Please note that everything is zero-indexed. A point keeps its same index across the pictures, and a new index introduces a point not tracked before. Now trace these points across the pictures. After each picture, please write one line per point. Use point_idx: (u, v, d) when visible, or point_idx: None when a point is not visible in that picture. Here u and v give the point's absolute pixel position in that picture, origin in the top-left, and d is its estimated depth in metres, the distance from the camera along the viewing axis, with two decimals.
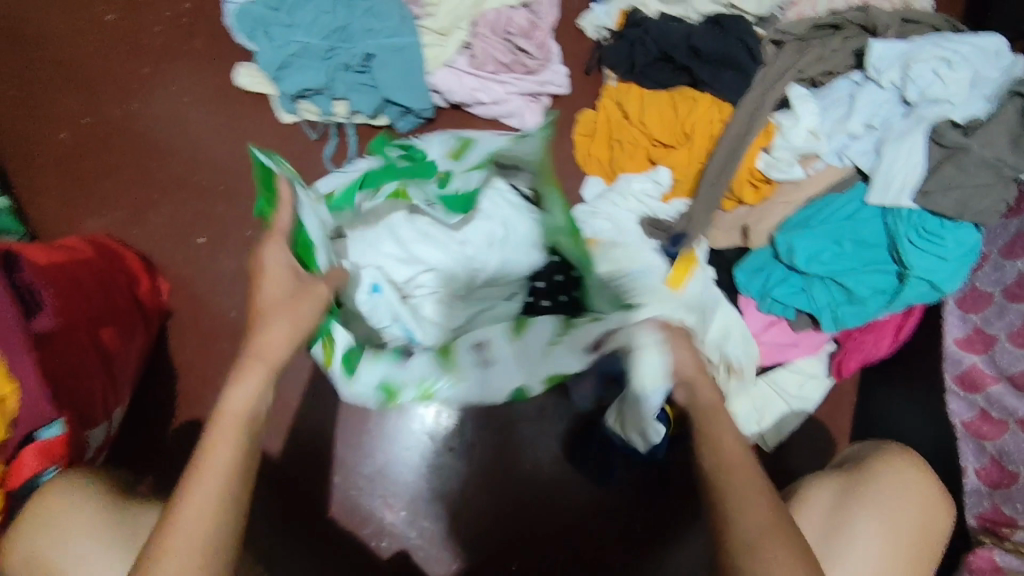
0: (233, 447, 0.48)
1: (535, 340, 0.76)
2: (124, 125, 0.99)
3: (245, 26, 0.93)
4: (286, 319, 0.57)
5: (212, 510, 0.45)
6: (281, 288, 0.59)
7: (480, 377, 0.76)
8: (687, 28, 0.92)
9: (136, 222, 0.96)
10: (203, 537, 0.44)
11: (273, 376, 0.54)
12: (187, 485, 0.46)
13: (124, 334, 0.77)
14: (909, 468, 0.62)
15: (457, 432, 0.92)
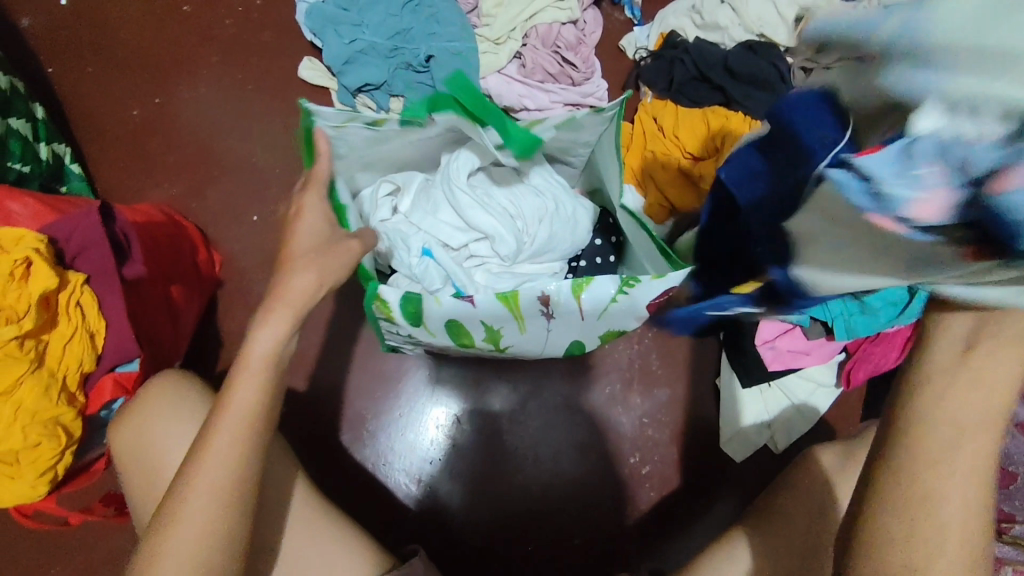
0: (258, 388, 0.51)
1: (597, 306, 0.64)
2: (191, 106, 1.05)
3: (316, 24, 1.01)
4: (312, 268, 0.53)
5: (238, 445, 0.49)
6: (314, 234, 0.56)
7: (547, 326, 0.68)
8: (724, 52, 1.00)
9: (196, 197, 1.02)
10: (223, 474, 0.49)
11: (299, 322, 0.53)
12: (220, 418, 0.50)
13: (189, 293, 0.84)
14: None
15: (488, 414, 0.97)
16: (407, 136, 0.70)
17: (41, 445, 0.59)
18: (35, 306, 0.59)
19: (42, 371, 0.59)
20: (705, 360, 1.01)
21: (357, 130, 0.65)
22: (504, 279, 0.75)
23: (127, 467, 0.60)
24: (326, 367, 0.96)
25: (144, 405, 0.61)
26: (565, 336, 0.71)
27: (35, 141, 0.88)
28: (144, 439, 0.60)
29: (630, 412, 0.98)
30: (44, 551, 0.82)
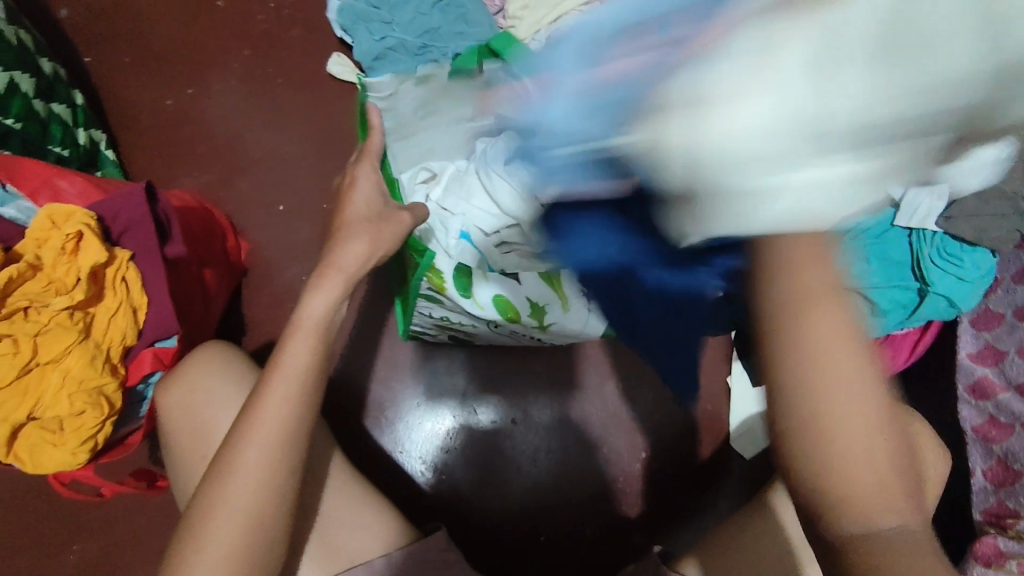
0: (309, 348, 0.55)
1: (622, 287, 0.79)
2: (221, 98, 1.08)
3: (347, 20, 1.05)
4: (365, 236, 0.58)
5: (290, 402, 0.54)
6: (368, 208, 0.61)
7: (587, 313, 0.78)
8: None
9: (224, 186, 1.05)
10: (279, 425, 0.53)
11: (349, 288, 0.58)
12: (273, 376, 0.54)
13: (220, 277, 0.87)
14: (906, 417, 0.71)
15: (511, 407, 0.98)
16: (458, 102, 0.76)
17: (85, 413, 0.60)
18: (85, 278, 0.62)
19: (89, 342, 0.62)
20: (718, 359, 1.03)
21: None
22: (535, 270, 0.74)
23: (173, 431, 0.62)
24: (347, 355, 0.98)
25: (192, 372, 0.63)
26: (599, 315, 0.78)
27: (74, 126, 0.91)
28: (194, 402, 0.62)
29: (644, 407, 1.00)
30: (76, 524, 0.85)
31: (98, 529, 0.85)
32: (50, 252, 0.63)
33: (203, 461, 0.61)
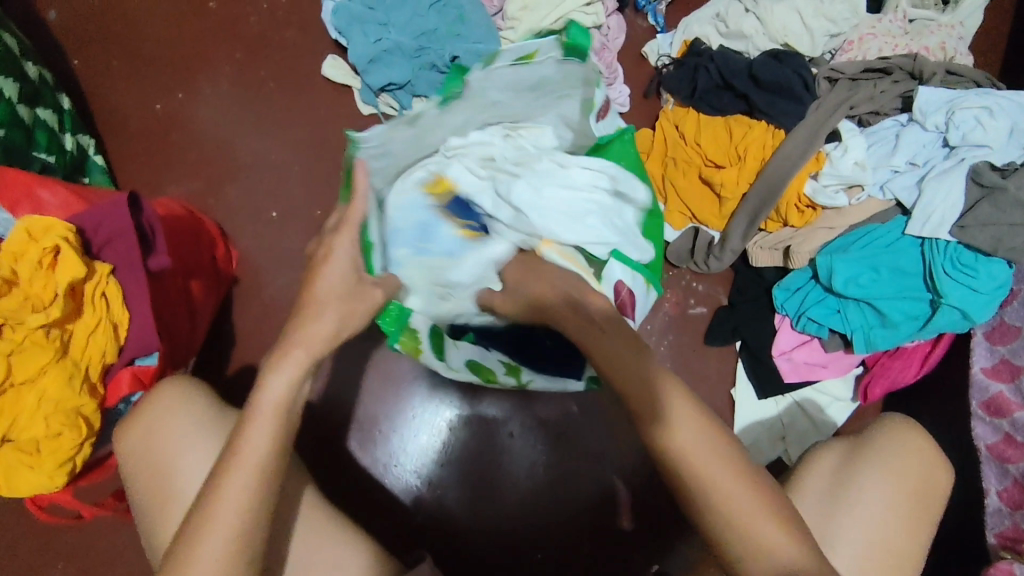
0: (269, 429, 0.53)
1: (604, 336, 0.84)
2: (211, 102, 1.06)
3: (342, 22, 1.01)
4: (337, 309, 0.58)
5: (254, 479, 0.51)
6: (341, 280, 0.60)
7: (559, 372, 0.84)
8: (749, 60, 0.99)
9: (214, 192, 1.02)
10: (241, 503, 0.51)
11: (309, 368, 0.55)
12: (232, 457, 0.52)
13: (207, 289, 0.84)
14: (910, 430, 0.68)
15: (513, 418, 0.96)
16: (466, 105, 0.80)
17: (62, 435, 0.58)
18: (62, 295, 0.59)
19: (67, 360, 0.60)
20: (719, 371, 1.00)
21: (400, 132, 0.78)
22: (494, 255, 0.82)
23: (135, 469, 0.62)
24: (337, 367, 0.95)
25: (153, 406, 0.63)
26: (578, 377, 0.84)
27: (60, 132, 0.89)
28: (155, 440, 0.62)
29: None
30: (58, 541, 0.83)
31: (80, 547, 0.83)
32: (28, 266, 0.59)
33: (163, 498, 0.60)
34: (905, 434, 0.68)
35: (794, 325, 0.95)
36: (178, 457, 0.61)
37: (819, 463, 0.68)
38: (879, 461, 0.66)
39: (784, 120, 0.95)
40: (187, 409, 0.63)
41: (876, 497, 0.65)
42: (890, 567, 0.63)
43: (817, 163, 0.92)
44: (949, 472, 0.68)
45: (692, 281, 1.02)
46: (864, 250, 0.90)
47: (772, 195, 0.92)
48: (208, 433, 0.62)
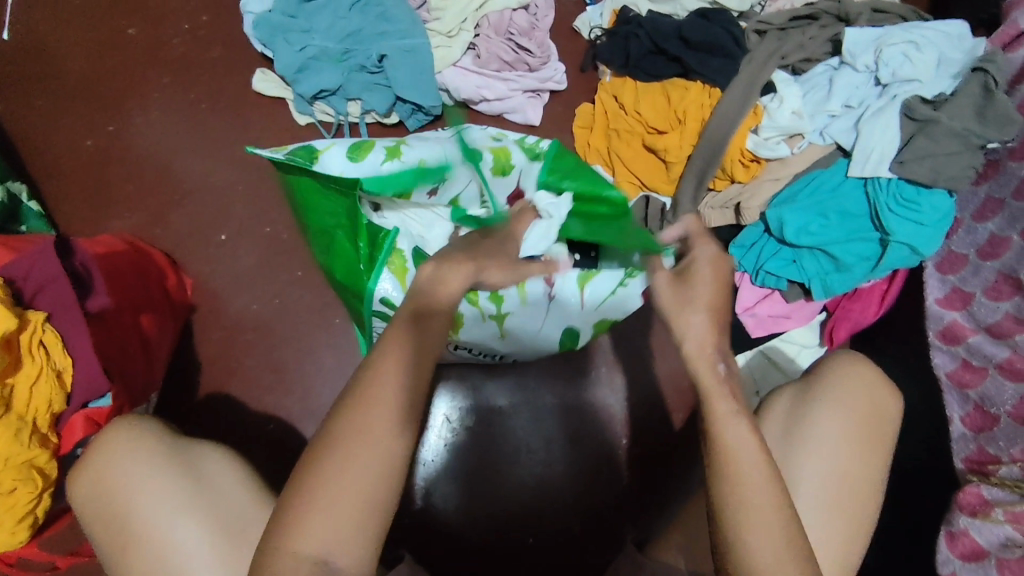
0: (368, 482, 0.48)
1: (599, 291, 0.85)
2: (144, 132, 1.03)
3: (264, 35, 0.98)
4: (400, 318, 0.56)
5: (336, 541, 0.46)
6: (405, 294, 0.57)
7: (545, 313, 0.85)
8: (677, 23, 0.98)
9: (158, 222, 1.01)
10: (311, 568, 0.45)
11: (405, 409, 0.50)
12: (315, 505, 0.47)
13: (161, 322, 0.83)
14: (853, 360, 0.70)
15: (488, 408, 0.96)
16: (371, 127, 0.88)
17: (17, 489, 0.58)
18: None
19: (12, 416, 0.58)
20: None
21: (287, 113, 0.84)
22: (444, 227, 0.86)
23: (91, 514, 0.61)
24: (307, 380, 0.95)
25: (101, 452, 0.62)
26: (556, 326, 0.86)
27: None
28: (108, 481, 0.61)
29: (616, 393, 0.98)
30: None
31: None
32: None
33: (124, 538, 0.60)
34: (858, 370, 0.70)
35: (754, 280, 0.96)
36: (131, 501, 0.60)
37: (772, 410, 0.69)
38: (828, 400, 0.67)
39: (717, 79, 0.95)
40: (136, 451, 0.62)
41: (832, 440, 0.66)
42: (845, 498, 0.64)
43: (755, 118, 0.93)
44: (894, 392, 0.70)
45: None
46: (810, 195, 0.91)
47: (712, 154, 0.93)
48: (162, 465, 0.62)
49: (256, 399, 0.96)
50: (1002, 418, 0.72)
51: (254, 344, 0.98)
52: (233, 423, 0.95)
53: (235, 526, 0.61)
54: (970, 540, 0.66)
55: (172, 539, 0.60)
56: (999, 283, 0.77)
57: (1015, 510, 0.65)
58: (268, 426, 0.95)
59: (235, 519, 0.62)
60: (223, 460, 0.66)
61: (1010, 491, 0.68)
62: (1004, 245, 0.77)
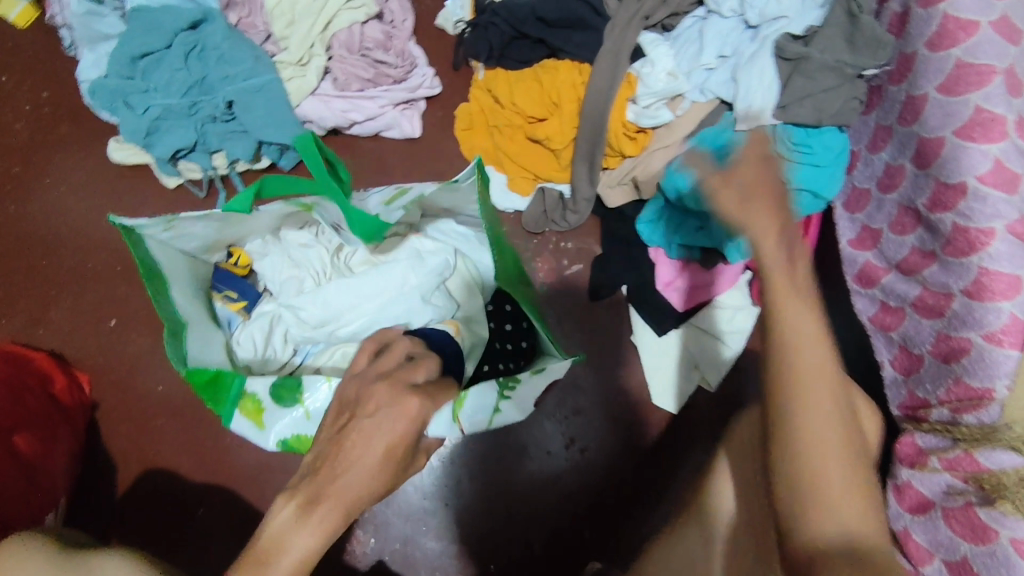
0: None
1: (478, 419, 0.68)
2: (6, 228, 0.97)
3: (104, 102, 0.92)
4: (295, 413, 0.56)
5: None
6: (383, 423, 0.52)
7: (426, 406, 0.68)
8: (534, 3, 0.92)
9: (40, 321, 0.94)
10: None
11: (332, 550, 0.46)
12: None
13: (45, 438, 0.79)
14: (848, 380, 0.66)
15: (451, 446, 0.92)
16: (261, 211, 0.71)
17: None
18: None
19: None
20: (615, 322, 0.95)
21: (186, 224, 0.68)
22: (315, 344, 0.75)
23: None
24: (234, 452, 0.91)
25: None
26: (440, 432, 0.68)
27: None
28: None
29: (553, 397, 0.93)
30: None
31: None
32: None
33: None
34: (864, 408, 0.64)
35: (669, 254, 0.90)
36: None
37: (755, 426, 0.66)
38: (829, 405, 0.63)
39: (584, 54, 0.90)
40: None
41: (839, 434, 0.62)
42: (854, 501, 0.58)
43: (632, 88, 0.87)
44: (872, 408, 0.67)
45: (559, 242, 0.97)
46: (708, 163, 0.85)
47: (594, 133, 0.88)
48: None
49: (180, 485, 0.90)
50: (925, 358, 0.66)
51: (165, 428, 0.92)
52: (160, 513, 0.89)
53: None
54: (914, 492, 0.61)
55: None
56: (901, 216, 0.72)
57: (949, 457, 0.60)
58: (198, 509, 0.90)
59: None
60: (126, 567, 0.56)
61: (942, 437, 0.62)
62: (900, 175, 0.72)
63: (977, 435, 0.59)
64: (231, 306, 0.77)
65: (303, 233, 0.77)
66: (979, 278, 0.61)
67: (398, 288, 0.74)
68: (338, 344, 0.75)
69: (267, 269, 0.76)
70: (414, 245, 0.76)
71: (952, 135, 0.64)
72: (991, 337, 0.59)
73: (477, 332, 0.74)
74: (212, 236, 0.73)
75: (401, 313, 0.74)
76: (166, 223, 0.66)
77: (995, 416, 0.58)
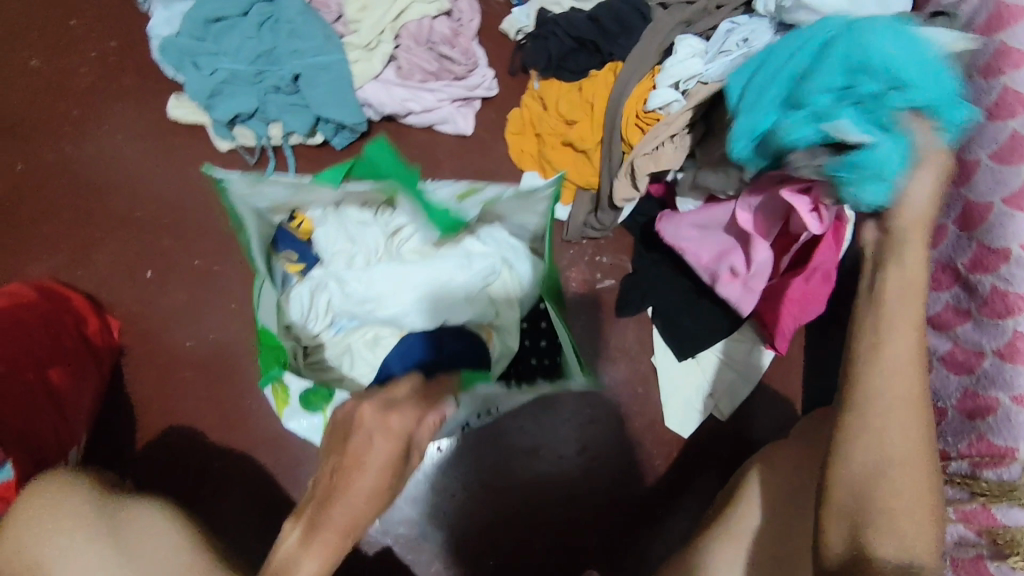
0: None
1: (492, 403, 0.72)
2: (58, 169, 0.99)
3: (172, 58, 0.94)
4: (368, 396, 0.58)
5: None
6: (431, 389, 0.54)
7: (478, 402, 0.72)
8: (587, 13, 0.96)
9: (80, 263, 0.96)
10: None
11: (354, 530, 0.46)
12: None
13: (75, 375, 0.80)
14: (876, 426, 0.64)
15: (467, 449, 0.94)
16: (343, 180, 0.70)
17: None
18: None
19: None
20: (639, 339, 0.97)
21: (273, 182, 0.67)
22: (354, 320, 0.75)
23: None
24: (255, 416, 0.93)
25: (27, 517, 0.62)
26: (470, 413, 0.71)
27: None
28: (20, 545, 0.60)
29: (573, 404, 0.95)
30: None
31: None
32: None
33: None
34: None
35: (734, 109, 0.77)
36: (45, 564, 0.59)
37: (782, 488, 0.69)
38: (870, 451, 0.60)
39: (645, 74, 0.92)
40: (58, 516, 0.62)
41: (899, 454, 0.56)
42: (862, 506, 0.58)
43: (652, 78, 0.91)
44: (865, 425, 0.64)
45: (595, 255, 0.99)
46: (866, 73, 0.64)
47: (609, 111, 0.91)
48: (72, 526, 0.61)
49: (197, 441, 0.91)
50: (948, 412, 0.68)
51: (190, 382, 0.93)
52: (173, 466, 0.90)
53: None
54: None
55: None
56: (937, 272, 0.74)
57: (965, 508, 0.61)
58: (212, 466, 0.91)
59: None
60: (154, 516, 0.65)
61: (959, 489, 0.63)
62: (940, 234, 0.73)
63: (998, 490, 0.60)
64: (289, 266, 0.76)
65: (364, 211, 0.77)
66: (1013, 341, 0.63)
67: (447, 282, 0.74)
68: (372, 324, 0.75)
69: (323, 236, 0.75)
70: (465, 244, 0.75)
71: (1001, 202, 0.66)
72: (1020, 399, 0.62)
73: (507, 343, 0.77)
74: (286, 197, 0.71)
75: (444, 307, 0.75)
76: (254, 181, 0.67)
77: (1015, 475, 0.60)
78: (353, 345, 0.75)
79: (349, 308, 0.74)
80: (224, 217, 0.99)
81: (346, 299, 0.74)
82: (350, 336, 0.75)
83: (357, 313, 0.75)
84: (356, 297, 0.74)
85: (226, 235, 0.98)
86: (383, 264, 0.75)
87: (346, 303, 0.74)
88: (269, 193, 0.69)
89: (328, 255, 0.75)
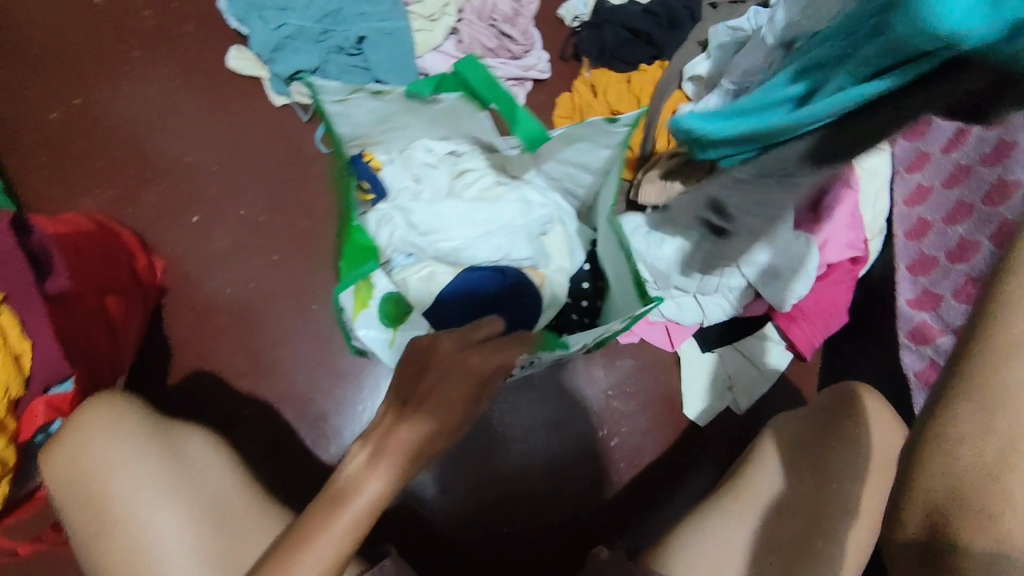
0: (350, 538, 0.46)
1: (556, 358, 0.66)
2: (113, 107, 1.00)
3: (240, 10, 0.97)
4: None
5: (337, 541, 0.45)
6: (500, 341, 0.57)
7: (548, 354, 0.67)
8: (642, 6, 1.00)
9: (129, 201, 0.97)
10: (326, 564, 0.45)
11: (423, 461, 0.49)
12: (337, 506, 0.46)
13: (127, 306, 0.82)
14: None
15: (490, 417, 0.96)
16: (424, 116, 0.72)
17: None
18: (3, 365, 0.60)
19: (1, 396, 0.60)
20: None
21: (360, 102, 0.67)
22: (413, 254, 0.78)
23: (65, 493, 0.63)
24: (287, 366, 0.95)
25: (83, 435, 0.63)
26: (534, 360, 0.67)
27: None
28: (80, 466, 0.62)
29: (597, 384, 0.98)
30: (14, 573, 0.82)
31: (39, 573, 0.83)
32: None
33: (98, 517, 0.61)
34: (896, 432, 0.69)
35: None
36: (111, 478, 0.62)
37: None
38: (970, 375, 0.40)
39: None
40: (115, 435, 0.63)
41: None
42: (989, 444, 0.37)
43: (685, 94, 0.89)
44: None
45: None
46: None
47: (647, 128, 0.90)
48: (128, 443, 0.63)
49: (230, 384, 0.93)
50: None
51: (227, 327, 0.95)
52: (204, 407, 0.93)
53: (218, 512, 0.63)
54: None
55: (152, 524, 0.61)
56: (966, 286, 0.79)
57: None
58: (242, 412, 0.93)
59: (219, 506, 0.64)
60: (208, 443, 0.68)
61: None
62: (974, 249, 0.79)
63: None
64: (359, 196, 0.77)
65: (430, 154, 0.80)
66: None
67: (507, 222, 0.79)
68: (428, 261, 0.78)
69: (391, 172, 0.79)
70: (524, 193, 0.80)
71: None
72: None
73: (555, 291, 0.80)
74: (367, 127, 0.73)
75: (502, 246, 0.78)
76: (347, 93, 0.65)
77: None
78: (410, 277, 0.77)
79: (412, 240, 0.77)
80: (271, 171, 1.00)
81: (410, 229, 0.77)
82: (409, 269, 0.77)
83: (418, 246, 0.78)
84: (420, 230, 0.77)
85: (273, 188, 1.00)
86: (447, 201, 0.78)
87: (409, 235, 0.77)
88: (352, 117, 0.70)
89: (394, 188, 0.79)
